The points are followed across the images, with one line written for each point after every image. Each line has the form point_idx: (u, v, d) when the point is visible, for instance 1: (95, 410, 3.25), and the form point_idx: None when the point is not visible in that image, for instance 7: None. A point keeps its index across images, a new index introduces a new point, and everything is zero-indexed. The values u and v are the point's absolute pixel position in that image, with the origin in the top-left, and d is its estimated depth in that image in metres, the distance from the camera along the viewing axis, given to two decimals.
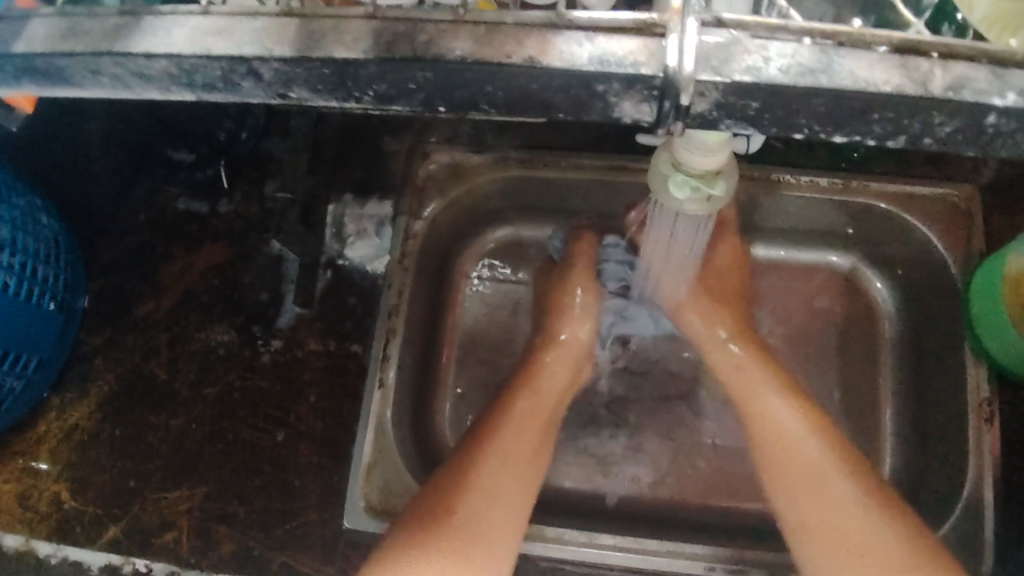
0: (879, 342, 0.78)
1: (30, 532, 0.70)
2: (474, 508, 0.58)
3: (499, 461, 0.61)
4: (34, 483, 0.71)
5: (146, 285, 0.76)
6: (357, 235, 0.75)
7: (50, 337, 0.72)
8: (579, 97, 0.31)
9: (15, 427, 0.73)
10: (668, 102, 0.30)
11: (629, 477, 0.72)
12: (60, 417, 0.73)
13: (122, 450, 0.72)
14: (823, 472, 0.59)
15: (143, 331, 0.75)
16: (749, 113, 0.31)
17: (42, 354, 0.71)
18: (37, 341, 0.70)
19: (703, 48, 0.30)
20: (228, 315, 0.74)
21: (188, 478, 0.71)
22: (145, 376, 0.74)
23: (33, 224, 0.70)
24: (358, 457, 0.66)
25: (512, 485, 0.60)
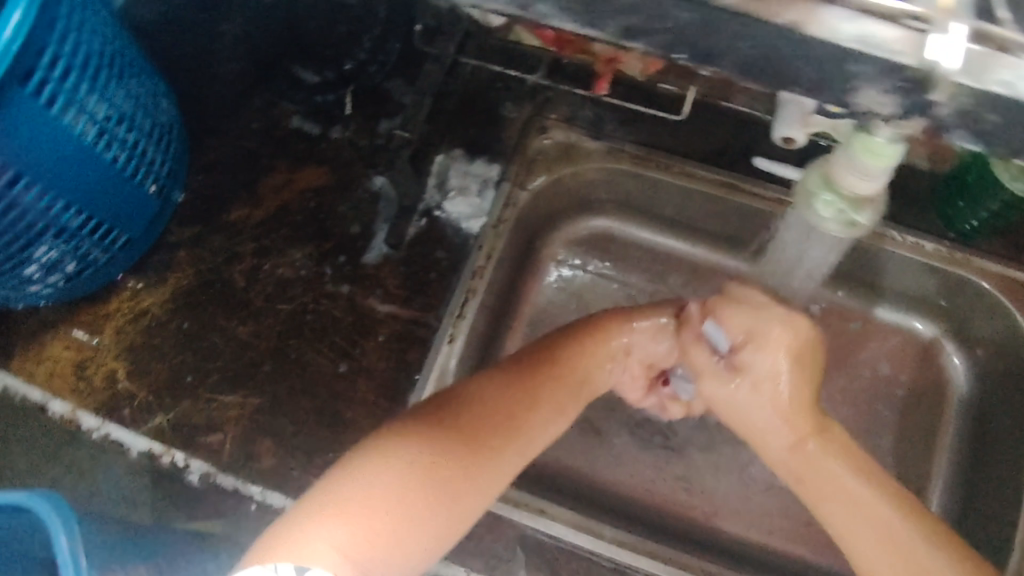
0: (942, 421, 0.76)
1: (79, 402, 0.71)
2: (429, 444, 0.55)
3: (478, 426, 0.57)
4: (93, 356, 0.73)
5: (245, 192, 0.78)
6: (459, 191, 0.75)
7: (143, 218, 0.74)
8: (826, 73, 0.29)
9: (88, 297, 0.75)
10: (912, 98, 0.28)
11: (669, 489, 0.73)
12: (132, 301, 0.75)
13: (184, 344, 0.73)
14: (881, 514, 0.54)
15: (232, 235, 0.76)
16: (985, 128, 0.29)
17: (132, 233, 0.73)
18: (130, 219, 0.72)
19: (970, 55, 0.27)
20: (316, 239, 0.76)
21: (244, 386, 0.72)
22: (224, 279, 0.75)
23: (153, 108, 0.71)
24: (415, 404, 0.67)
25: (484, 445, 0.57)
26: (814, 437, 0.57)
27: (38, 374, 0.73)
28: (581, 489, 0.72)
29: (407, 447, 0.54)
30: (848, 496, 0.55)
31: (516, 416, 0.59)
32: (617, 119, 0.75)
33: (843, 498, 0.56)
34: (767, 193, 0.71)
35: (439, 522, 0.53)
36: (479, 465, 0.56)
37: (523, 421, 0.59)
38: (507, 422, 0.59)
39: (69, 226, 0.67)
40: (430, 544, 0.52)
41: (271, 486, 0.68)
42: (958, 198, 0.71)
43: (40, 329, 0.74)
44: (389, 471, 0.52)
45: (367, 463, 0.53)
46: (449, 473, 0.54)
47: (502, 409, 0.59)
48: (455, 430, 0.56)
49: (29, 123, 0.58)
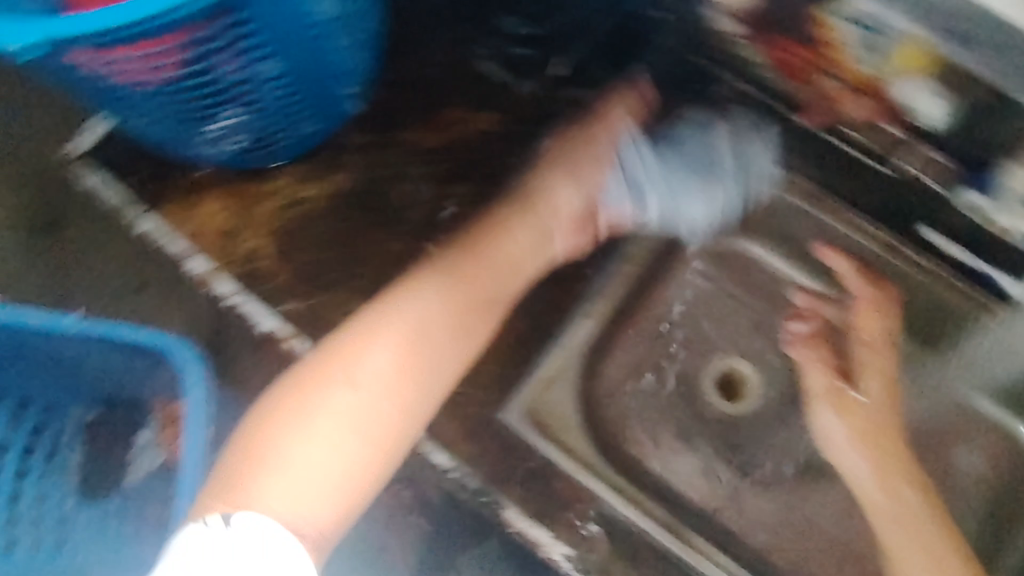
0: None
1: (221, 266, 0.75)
2: (330, 372, 0.59)
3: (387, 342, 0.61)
4: (244, 226, 0.76)
5: (424, 117, 0.79)
6: (634, 177, 0.77)
7: (328, 109, 0.74)
8: None
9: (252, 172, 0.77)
10: None
11: (745, 519, 0.71)
12: (288, 186, 0.77)
13: (333, 243, 0.76)
14: (922, 523, 0.66)
15: (401, 154, 0.78)
16: None
17: (309, 122, 0.74)
18: (314, 110, 0.72)
19: None
20: (481, 183, 0.77)
21: (381, 297, 0.74)
22: (384, 193, 0.77)
23: (373, 14, 0.68)
24: (544, 366, 0.71)
25: (391, 353, 0.61)
26: (881, 441, 0.70)
27: (186, 227, 0.77)
28: (661, 490, 0.70)
29: (325, 392, 0.58)
30: (892, 507, 0.67)
31: (415, 324, 0.63)
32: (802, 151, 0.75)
33: (880, 503, 0.68)
34: (920, 267, 0.74)
35: (384, 467, 0.58)
36: (404, 384, 0.60)
37: (414, 319, 0.63)
38: (397, 318, 0.63)
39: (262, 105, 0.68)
40: (369, 489, 0.56)
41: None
42: None
43: (197, 187, 0.77)
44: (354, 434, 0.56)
45: (297, 403, 0.57)
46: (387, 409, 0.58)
47: (400, 316, 0.63)
48: (346, 346, 0.60)
49: (277, 9, 0.57)
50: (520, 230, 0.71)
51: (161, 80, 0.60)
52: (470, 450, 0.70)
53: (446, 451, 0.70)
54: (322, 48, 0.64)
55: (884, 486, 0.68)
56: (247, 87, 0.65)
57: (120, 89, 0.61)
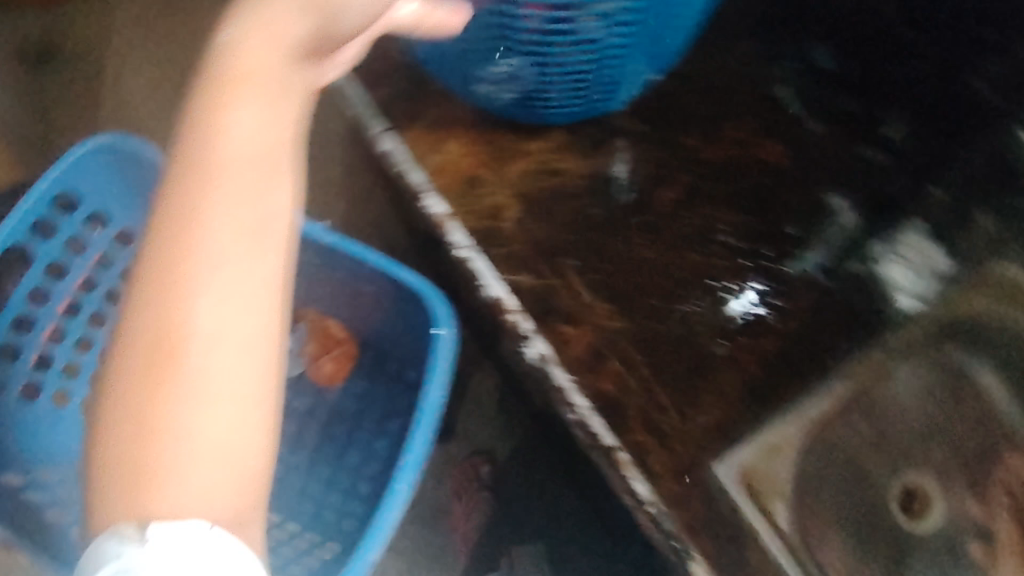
0: None
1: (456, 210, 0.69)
2: (184, 229, 0.31)
3: (220, 133, 0.33)
4: (488, 180, 0.70)
5: (706, 127, 0.72)
6: (907, 261, 0.69)
7: (615, 79, 0.65)
8: None
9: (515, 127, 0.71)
10: None
11: None
12: (543, 154, 0.71)
13: (580, 227, 0.69)
14: None
15: (675, 157, 0.71)
16: None
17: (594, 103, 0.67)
18: (599, 76, 0.64)
19: None
20: (748, 214, 0.71)
21: (618, 301, 0.68)
22: (646, 195, 0.70)
23: None
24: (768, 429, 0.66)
25: (261, 112, 0.34)
26: None
27: (426, 163, 0.70)
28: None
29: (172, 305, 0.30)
30: None
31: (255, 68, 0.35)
32: None
33: None
34: None
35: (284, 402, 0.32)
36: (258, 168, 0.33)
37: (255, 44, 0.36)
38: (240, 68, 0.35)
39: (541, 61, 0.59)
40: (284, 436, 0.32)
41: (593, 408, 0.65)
42: None
43: (449, 123, 0.71)
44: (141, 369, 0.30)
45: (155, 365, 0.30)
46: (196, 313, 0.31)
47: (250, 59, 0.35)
48: (207, 153, 0.33)
49: None
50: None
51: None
52: (671, 490, 0.63)
53: (648, 483, 0.63)
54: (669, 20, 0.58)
55: None
56: (580, 44, 0.58)
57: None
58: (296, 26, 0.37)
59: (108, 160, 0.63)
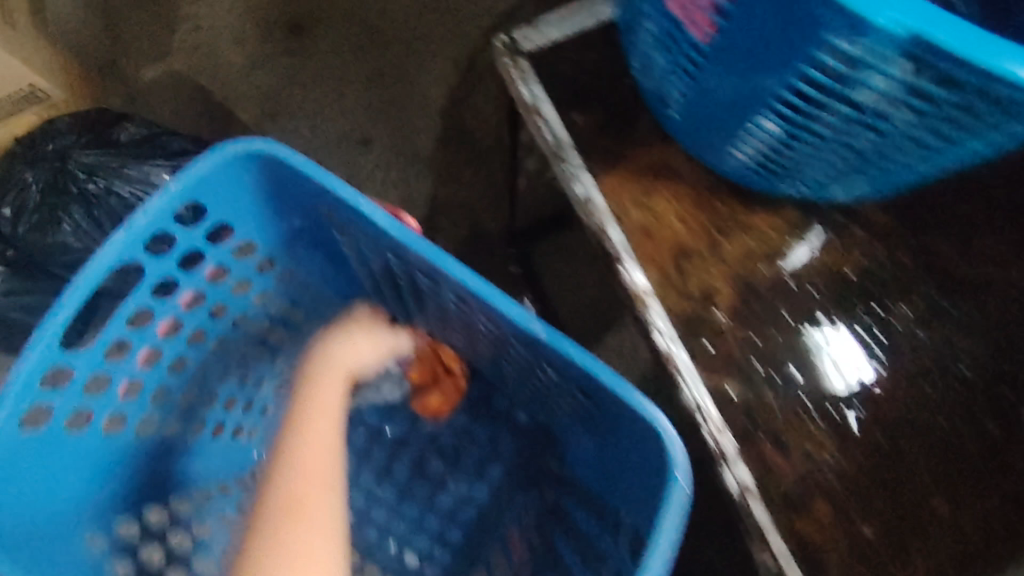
0: None
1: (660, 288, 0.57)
2: (299, 497, 0.58)
3: (306, 440, 0.60)
4: (701, 255, 0.57)
5: (960, 236, 0.60)
6: None
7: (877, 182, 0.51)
8: None
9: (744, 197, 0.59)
10: None
11: None
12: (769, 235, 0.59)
13: (803, 334, 0.57)
14: None
15: (921, 265, 0.60)
16: None
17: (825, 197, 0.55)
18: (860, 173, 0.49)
19: None
20: (995, 343, 0.58)
21: (833, 428, 0.55)
22: (884, 303, 0.59)
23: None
24: None
25: (325, 435, 0.61)
26: None
27: (627, 219, 0.57)
28: None
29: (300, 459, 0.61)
30: None
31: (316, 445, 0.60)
32: None
33: None
34: None
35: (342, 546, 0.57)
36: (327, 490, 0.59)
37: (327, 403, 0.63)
38: (297, 429, 0.61)
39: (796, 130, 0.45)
40: None
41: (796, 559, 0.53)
42: None
43: (662, 172, 0.58)
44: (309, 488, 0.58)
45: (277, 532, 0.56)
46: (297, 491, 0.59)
47: (317, 408, 0.62)
48: (288, 441, 0.61)
49: None
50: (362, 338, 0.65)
51: (834, 93, 0.40)
52: None
53: None
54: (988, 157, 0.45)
55: None
56: (867, 156, 0.45)
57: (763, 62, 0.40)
58: (346, 376, 0.65)
59: (240, 164, 0.50)
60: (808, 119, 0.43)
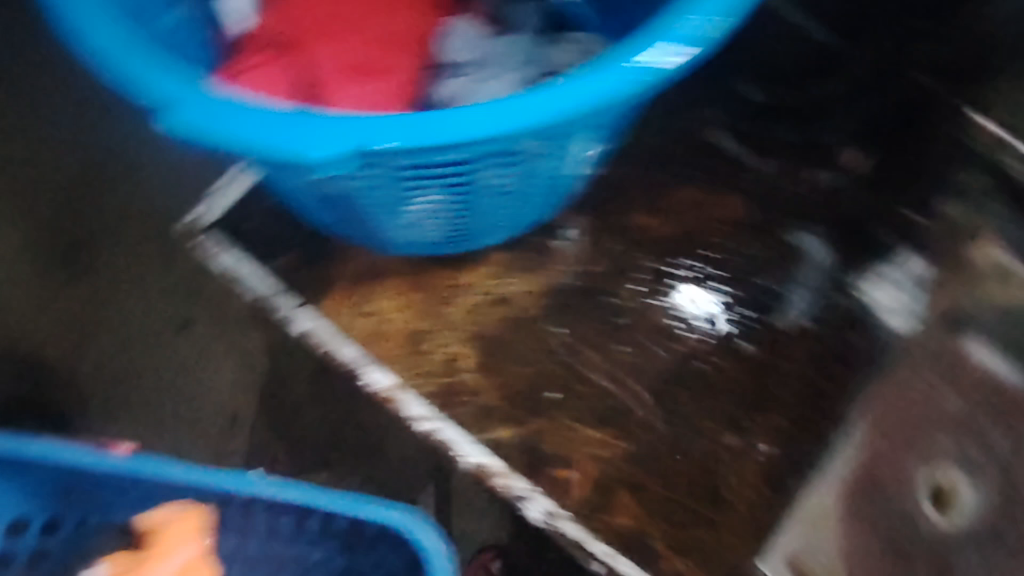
0: None
1: (409, 380, 0.60)
2: None
3: None
4: (432, 331, 0.61)
5: (648, 200, 0.66)
6: (887, 283, 0.65)
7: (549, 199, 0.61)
8: None
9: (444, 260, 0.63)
10: None
11: None
12: (486, 279, 0.63)
13: (551, 353, 0.62)
14: None
15: (625, 241, 0.65)
16: None
17: (538, 208, 0.59)
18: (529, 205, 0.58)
19: None
20: (722, 281, 0.65)
21: (611, 423, 0.61)
22: (610, 293, 0.64)
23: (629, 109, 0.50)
24: (809, 505, 0.60)
25: None
26: None
27: (355, 331, 0.61)
28: None
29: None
30: None
31: None
32: None
33: None
34: None
35: None
36: None
37: None
38: None
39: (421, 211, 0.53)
40: None
41: (618, 551, 0.59)
42: None
43: (375, 276, 0.62)
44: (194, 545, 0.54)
45: None
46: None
47: None
48: None
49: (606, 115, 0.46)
50: None
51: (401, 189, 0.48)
52: None
53: None
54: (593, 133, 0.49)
55: None
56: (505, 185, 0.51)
57: (330, 184, 0.46)
58: None
59: None
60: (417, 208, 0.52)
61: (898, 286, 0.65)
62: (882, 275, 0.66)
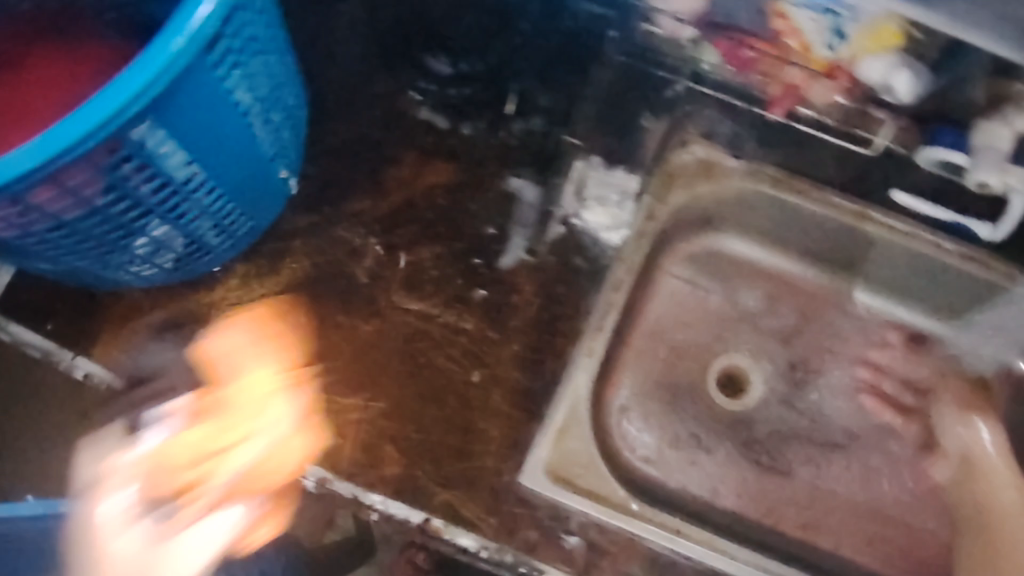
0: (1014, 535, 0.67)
1: (180, 396, 0.68)
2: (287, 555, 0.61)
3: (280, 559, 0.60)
4: (196, 348, 0.69)
5: (365, 181, 0.71)
6: (598, 200, 0.71)
7: (272, 208, 0.69)
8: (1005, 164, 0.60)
9: (190, 284, 0.70)
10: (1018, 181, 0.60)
11: (744, 501, 0.75)
12: (235, 291, 0.70)
13: (300, 341, 0.69)
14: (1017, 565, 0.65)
15: (349, 228, 0.71)
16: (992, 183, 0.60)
17: (253, 210, 0.67)
18: (251, 206, 0.67)
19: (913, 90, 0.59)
20: (446, 239, 0.70)
21: (366, 389, 0.68)
22: (345, 275, 0.70)
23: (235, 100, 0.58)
24: (553, 419, 0.67)
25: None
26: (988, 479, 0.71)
27: (126, 366, 0.68)
28: (680, 504, 0.74)
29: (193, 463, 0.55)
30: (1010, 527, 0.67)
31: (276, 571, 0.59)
32: (757, 137, 0.73)
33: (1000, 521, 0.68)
34: (914, 240, 0.72)
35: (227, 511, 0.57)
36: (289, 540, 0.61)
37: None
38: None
39: (116, 248, 0.62)
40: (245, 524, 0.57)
41: (396, 499, 0.66)
42: None
43: (137, 312, 0.70)
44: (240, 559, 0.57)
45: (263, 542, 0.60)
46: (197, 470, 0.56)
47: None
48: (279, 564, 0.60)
49: (193, 106, 0.55)
50: None
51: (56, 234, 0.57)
52: (494, 525, 0.66)
53: (470, 532, 0.66)
54: (221, 126, 0.58)
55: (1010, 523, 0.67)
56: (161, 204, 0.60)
57: (27, 238, 0.57)
58: None
59: None
60: (108, 248, 0.61)
61: (616, 202, 0.72)
62: (603, 184, 0.72)
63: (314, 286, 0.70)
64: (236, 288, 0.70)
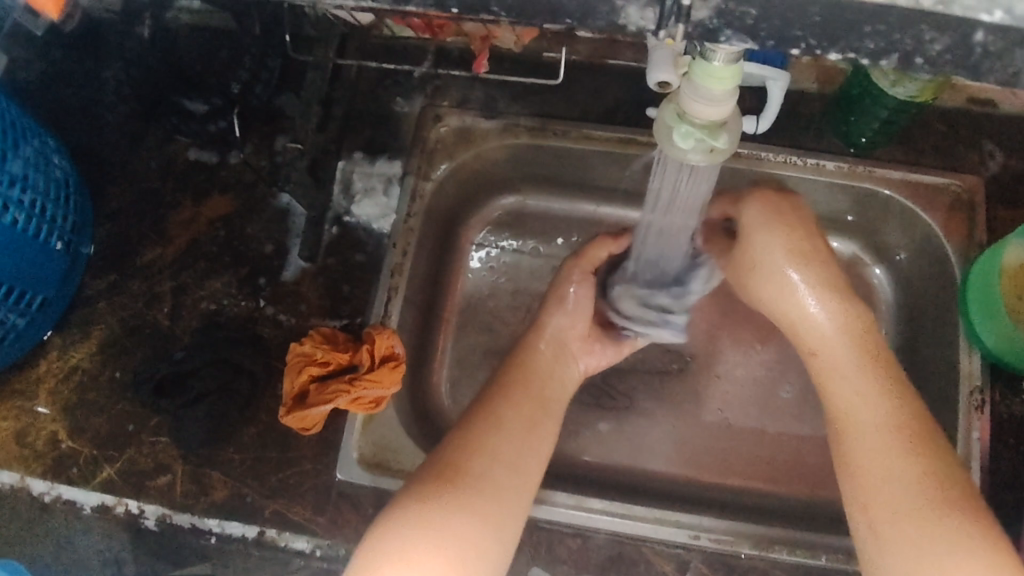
0: (876, 411, 0.58)
1: (27, 468, 0.69)
2: (481, 478, 0.58)
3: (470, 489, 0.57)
4: (32, 422, 0.71)
5: (153, 233, 0.76)
6: (365, 192, 0.75)
7: (56, 276, 0.72)
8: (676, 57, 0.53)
9: (14, 365, 0.73)
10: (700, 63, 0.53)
11: (592, 444, 0.76)
12: (60, 361, 0.73)
13: (122, 392, 0.72)
14: (884, 440, 0.57)
15: (147, 278, 0.75)
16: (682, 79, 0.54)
17: (41, 276, 0.70)
18: (41, 277, 0.70)
19: None
20: (234, 266, 0.75)
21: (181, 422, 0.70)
22: (149, 322, 0.74)
23: None
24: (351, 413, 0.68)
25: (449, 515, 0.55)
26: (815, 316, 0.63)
27: None
28: None
29: (488, 471, 0.59)
30: (839, 378, 0.61)
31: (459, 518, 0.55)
32: (509, 95, 0.76)
33: (826, 367, 0.62)
34: None
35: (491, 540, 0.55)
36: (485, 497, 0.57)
37: (418, 522, 0.54)
38: (418, 520, 0.54)
39: None
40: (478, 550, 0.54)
41: (228, 518, 0.68)
42: (848, 115, 0.71)
43: None
44: (438, 549, 0.53)
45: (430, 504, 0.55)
46: (501, 494, 0.58)
47: (430, 526, 0.53)
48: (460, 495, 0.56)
49: None
50: (423, 524, 0.54)
51: None
52: (323, 523, 0.68)
53: (304, 535, 0.68)
54: None
55: (834, 348, 0.62)
56: None
57: None
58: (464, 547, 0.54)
59: None
60: None
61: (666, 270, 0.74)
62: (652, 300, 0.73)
63: (125, 339, 0.73)
64: (55, 357, 0.73)
